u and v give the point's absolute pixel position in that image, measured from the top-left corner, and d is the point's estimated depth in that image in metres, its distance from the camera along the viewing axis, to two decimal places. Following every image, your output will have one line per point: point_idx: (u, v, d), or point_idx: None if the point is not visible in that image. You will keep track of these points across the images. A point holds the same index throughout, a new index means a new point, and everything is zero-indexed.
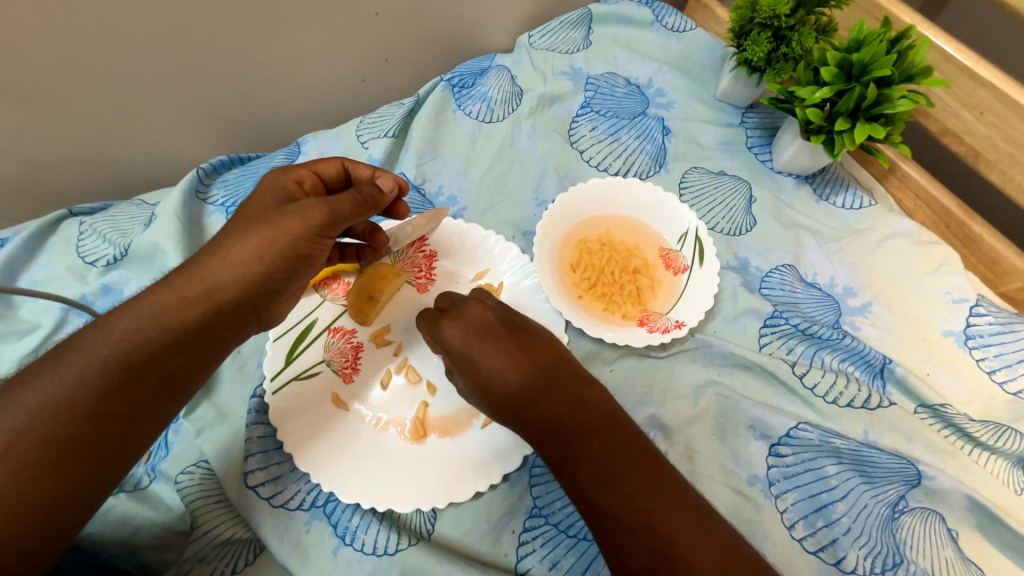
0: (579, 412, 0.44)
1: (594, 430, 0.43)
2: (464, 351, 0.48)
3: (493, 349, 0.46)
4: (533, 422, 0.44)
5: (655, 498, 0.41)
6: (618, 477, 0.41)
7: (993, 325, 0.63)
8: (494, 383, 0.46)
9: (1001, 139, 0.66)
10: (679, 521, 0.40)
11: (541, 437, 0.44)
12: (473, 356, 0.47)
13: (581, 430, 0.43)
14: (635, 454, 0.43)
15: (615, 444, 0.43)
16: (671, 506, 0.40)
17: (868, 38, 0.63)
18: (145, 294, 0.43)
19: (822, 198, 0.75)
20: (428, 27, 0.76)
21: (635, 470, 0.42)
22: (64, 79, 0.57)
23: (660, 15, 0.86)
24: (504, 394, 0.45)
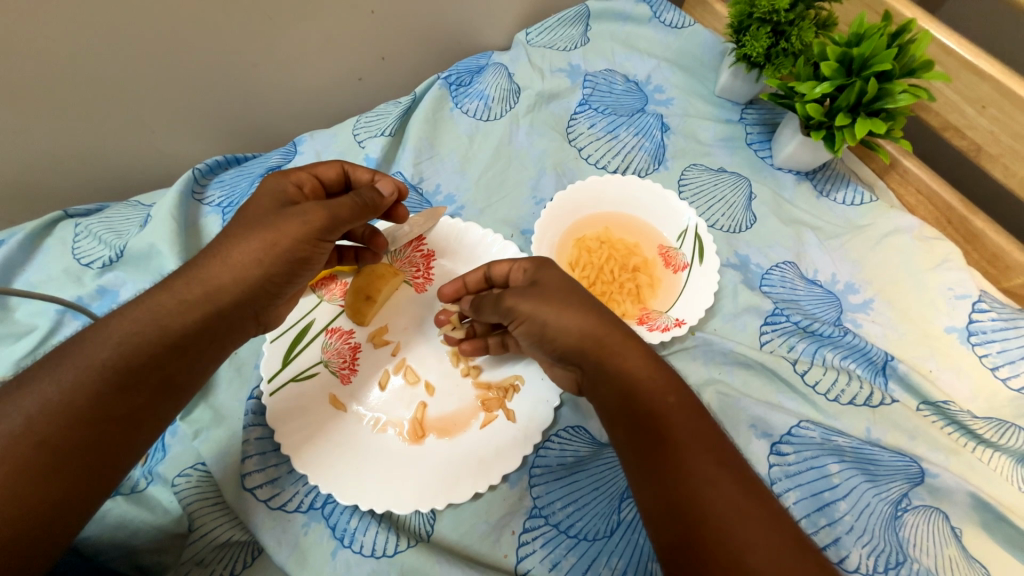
0: (655, 367, 0.44)
1: (666, 386, 0.43)
2: (553, 291, 0.49)
3: (582, 295, 0.49)
4: (608, 367, 0.44)
5: (703, 470, 0.38)
6: (679, 438, 0.40)
7: (996, 321, 0.63)
8: (585, 322, 0.46)
9: (1004, 134, 0.65)
10: (726, 494, 0.37)
11: (610, 383, 0.44)
12: (545, 304, 0.48)
13: (654, 383, 0.43)
14: (702, 419, 0.42)
15: (685, 405, 0.42)
16: (720, 479, 0.38)
17: (869, 32, 0.63)
18: (144, 298, 0.43)
19: (822, 194, 0.74)
20: (426, 23, 0.76)
21: (697, 435, 0.40)
22: (58, 78, 0.57)
23: (659, 11, 0.85)
24: (590, 332, 0.46)
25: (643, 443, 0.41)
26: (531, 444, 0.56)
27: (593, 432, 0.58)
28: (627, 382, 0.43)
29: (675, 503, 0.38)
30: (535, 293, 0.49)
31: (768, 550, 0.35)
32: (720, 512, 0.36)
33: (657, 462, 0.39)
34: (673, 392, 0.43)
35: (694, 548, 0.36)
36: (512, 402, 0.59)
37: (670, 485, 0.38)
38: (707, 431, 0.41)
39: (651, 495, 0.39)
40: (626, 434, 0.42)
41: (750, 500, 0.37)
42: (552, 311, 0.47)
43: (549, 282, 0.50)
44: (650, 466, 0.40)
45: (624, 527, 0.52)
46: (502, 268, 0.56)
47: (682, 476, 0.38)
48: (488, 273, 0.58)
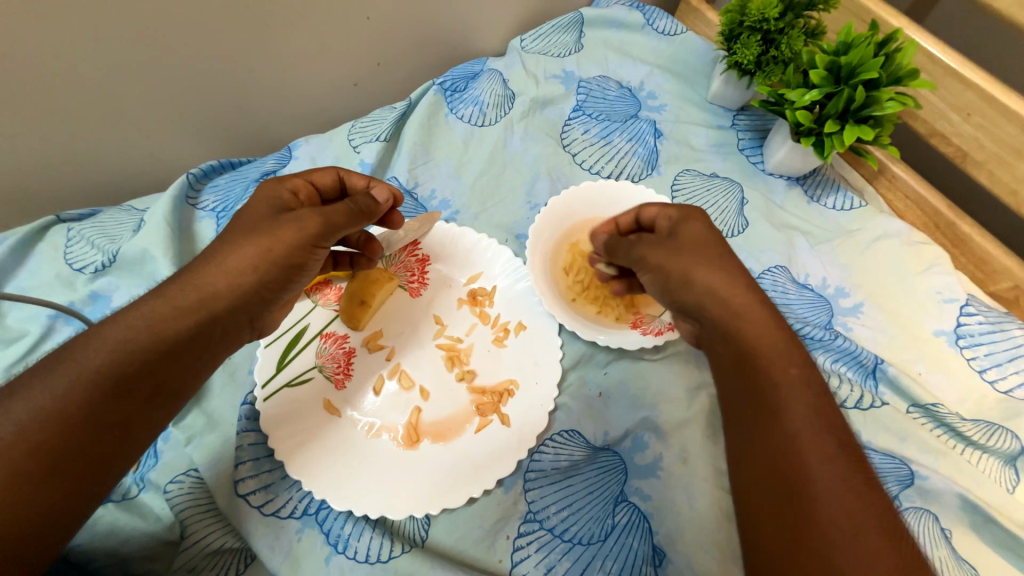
0: (778, 340, 0.44)
1: (789, 362, 0.43)
2: (686, 246, 0.49)
3: (721, 253, 0.48)
4: (730, 330, 0.45)
5: (816, 453, 0.39)
6: (792, 415, 0.40)
7: (982, 324, 0.64)
8: (720, 282, 0.46)
9: (989, 141, 0.66)
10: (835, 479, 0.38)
11: (727, 346, 0.45)
12: (683, 261, 0.48)
13: (773, 357, 0.43)
14: (823, 400, 0.42)
15: (804, 385, 0.42)
16: (831, 464, 0.38)
17: (856, 41, 0.64)
18: (138, 304, 0.43)
19: (812, 200, 0.75)
20: (420, 29, 0.76)
21: (811, 415, 0.40)
22: (50, 82, 0.57)
23: (651, 18, 0.86)
24: (721, 291, 0.46)
25: (754, 412, 0.42)
26: (526, 448, 0.56)
27: (588, 436, 0.58)
28: (747, 349, 0.44)
29: (778, 476, 0.39)
30: (670, 245, 0.50)
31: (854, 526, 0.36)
32: (827, 495, 0.37)
33: (759, 422, 0.42)
34: (796, 367, 0.43)
35: (780, 503, 0.38)
36: (508, 406, 0.59)
37: (775, 457, 0.40)
38: (823, 414, 0.41)
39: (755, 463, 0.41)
40: (739, 389, 0.44)
41: (846, 482, 0.38)
42: (680, 264, 0.48)
43: (686, 236, 0.50)
44: (756, 436, 0.41)
45: (618, 531, 0.52)
46: (650, 213, 0.56)
47: (782, 441, 0.40)
48: (639, 215, 0.58)
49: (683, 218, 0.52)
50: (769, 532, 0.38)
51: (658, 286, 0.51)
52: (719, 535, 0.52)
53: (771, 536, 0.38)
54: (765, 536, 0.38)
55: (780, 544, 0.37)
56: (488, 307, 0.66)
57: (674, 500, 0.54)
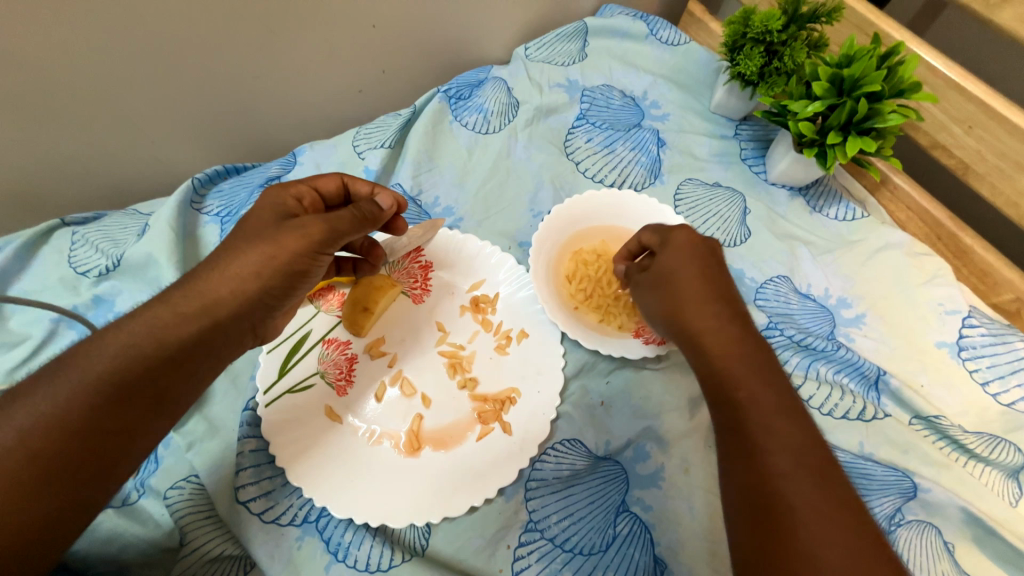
0: (745, 358, 0.46)
1: (757, 382, 0.45)
2: (660, 275, 0.54)
3: (699, 276, 0.52)
4: (700, 351, 0.49)
5: (791, 471, 0.39)
6: (757, 432, 0.42)
7: (985, 336, 0.64)
8: (696, 309, 0.50)
9: (990, 153, 0.66)
10: (804, 490, 0.38)
11: (700, 368, 0.48)
12: (665, 292, 0.52)
13: (741, 377, 0.45)
14: (793, 417, 0.42)
15: (772, 403, 0.43)
16: (797, 478, 0.39)
17: (859, 53, 0.64)
18: (142, 310, 0.43)
19: (815, 210, 0.75)
20: (425, 37, 0.76)
21: (778, 433, 0.41)
22: (57, 87, 0.57)
23: (655, 29, 0.87)
24: (689, 314, 0.50)
25: (725, 432, 0.44)
26: (527, 457, 0.56)
27: (589, 445, 0.57)
28: (715, 370, 0.47)
29: (746, 491, 0.40)
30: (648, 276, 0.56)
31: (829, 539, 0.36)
32: (792, 508, 0.38)
33: (736, 440, 0.43)
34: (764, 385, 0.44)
35: (759, 520, 0.38)
36: (509, 414, 0.59)
37: (742, 474, 0.41)
38: (792, 430, 0.42)
39: (727, 481, 0.42)
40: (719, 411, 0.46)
41: (823, 497, 0.38)
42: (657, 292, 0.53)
43: (664, 261, 0.54)
44: (728, 451, 0.43)
45: (619, 541, 0.52)
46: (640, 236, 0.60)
47: (759, 458, 0.41)
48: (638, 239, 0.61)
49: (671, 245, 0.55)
50: (748, 549, 0.38)
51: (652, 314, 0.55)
52: (721, 547, 0.51)
53: (740, 552, 0.39)
54: (737, 551, 0.39)
55: (749, 559, 0.38)
56: (490, 315, 0.66)
57: (676, 511, 0.53)
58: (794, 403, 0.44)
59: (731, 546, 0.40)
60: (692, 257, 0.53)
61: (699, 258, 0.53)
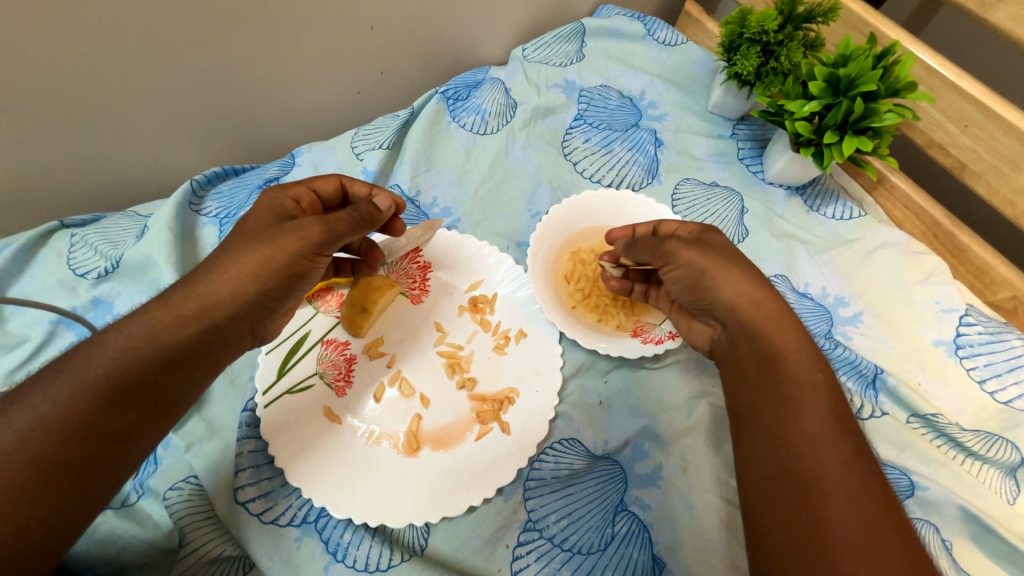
0: (802, 344, 0.46)
1: (814, 368, 0.44)
2: (720, 251, 0.51)
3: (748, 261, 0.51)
4: (761, 330, 0.47)
5: (832, 456, 0.39)
6: (801, 414, 0.42)
7: (982, 335, 0.64)
8: (747, 286, 0.49)
9: (986, 152, 0.66)
10: (844, 474, 0.38)
11: (745, 345, 0.47)
12: (713, 265, 0.50)
13: (801, 362, 0.44)
14: (843, 407, 0.43)
15: (827, 392, 0.43)
16: (848, 467, 0.39)
17: (855, 53, 0.64)
18: (140, 312, 0.43)
19: (812, 209, 0.75)
20: (423, 38, 0.77)
21: (822, 417, 0.41)
22: (56, 89, 0.57)
23: (652, 29, 0.87)
24: (753, 295, 0.48)
25: (773, 412, 0.43)
26: (526, 456, 0.56)
27: (588, 444, 0.58)
28: (774, 351, 0.45)
29: (795, 475, 0.39)
30: (701, 247, 0.51)
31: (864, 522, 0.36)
32: (839, 494, 0.38)
33: (776, 418, 0.42)
34: (821, 373, 0.44)
35: (796, 498, 0.39)
36: (508, 414, 0.59)
37: (791, 457, 0.40)
38: (842, 420, 0.42)
39: (770, 461, 0.41)
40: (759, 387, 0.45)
41: (862, 484, 0.38)
42: (717, 263, 0.50)
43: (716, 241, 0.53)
44: (765, 428, 0.43)
45: (618, 540, 0.52)
46: (671, 226, 0.59)
47: (800, 439, 0.41)
48: (657, 227, 0.60)
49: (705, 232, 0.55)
50: (780, 523, 0.39)
51: (685, 287, 0.53)
52: (719, 545, 0.51)
53: (781, 534, 0.38)
54: (775, 532, 0.39)
55: (793, 542, 0.37)
56: (489, 314, 0.67)
57: (673, 510, 0.53)
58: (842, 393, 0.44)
59: (767, 527, 0.39)
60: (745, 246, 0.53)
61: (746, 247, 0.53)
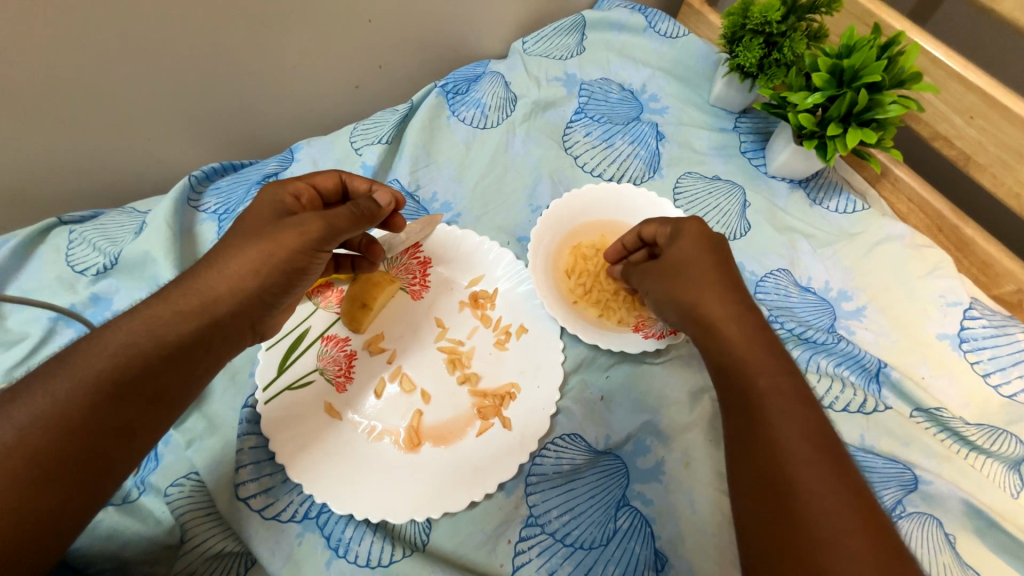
0: (763, 347, 0.46)
1: (776, 371, 0.44)
2: (674, 268, 0.53)
3: (706, 270, 0.51)
4: (717, 343, 0.48)
5: (804, 458, 0.39)
6: (773, 420, 0.42)
7: (986, 328, 0.64)
8: (700, 299, 0.50)
9: (992, 144, 0.66)
10: (817, 476, 0.38)
11: (714, 357, 0.48)
12: (671, 289, 0.52)
13: (761, 366, 0.45)
14: (808, 406, 0.42)
15: (789, 392, 0.43)
16: (816, 466, 0.39)
17: (859, 44, 0.64)
18: (141, 307, 0.43)
19: (815, 202, 0.75)
20: (422, 32, 0.76)
21: (794, 420, 0.41)
22: (53, 86, 0.57)
23: (653, 21, 0.86)
24: (699, 305, 0.50)
25: (738, 421, 0.44)
26: (528, 451, 0.56)
27: (589, 439, 0.57)
28: (738, 360, 0.46)
29: (762, 479, 0.40)
30: (660, 269, 0.54)
31: (839, 522, 0.36)
32: (813, 497, 0.37)
33: (748, 425, 0.43)
34: (783, 375, 0.44)
35: (774, 504, 0.38)
36: (509, 410, 0.59)
37: (758, 462, 0.41)
38: (806, 418, 0.42)
39: (746, 470, 0.41)
40: (731, 398, 0.45)
41: (834, 485, 0.38)
42: (667, 288, 0.53)
43: (674, 253, 0.53)
44: (739, 437, 0.43)
45: (620, 535, 0.52)
46: (650, 230, 0.58)
47: (772, 444, 0.41)
48: (640, 232, 0.60)
49: (675, 237, 0.54)
50: (760, 530, 0.39)
51: (660, 307, 0.55)
52: (721, 541, 0.51)
53: (757, 538, 0.39)
54: (756, 540, 0.39)
55: (769, 547, 0.37)
56: (489, 310, 0.66)
57: (676, 505, 0.53)
58: (810, 394, 0.44)
59: (745, 534, 0.40)
60: (704, 251, 0.52)
61: (712, 247, 0.52)
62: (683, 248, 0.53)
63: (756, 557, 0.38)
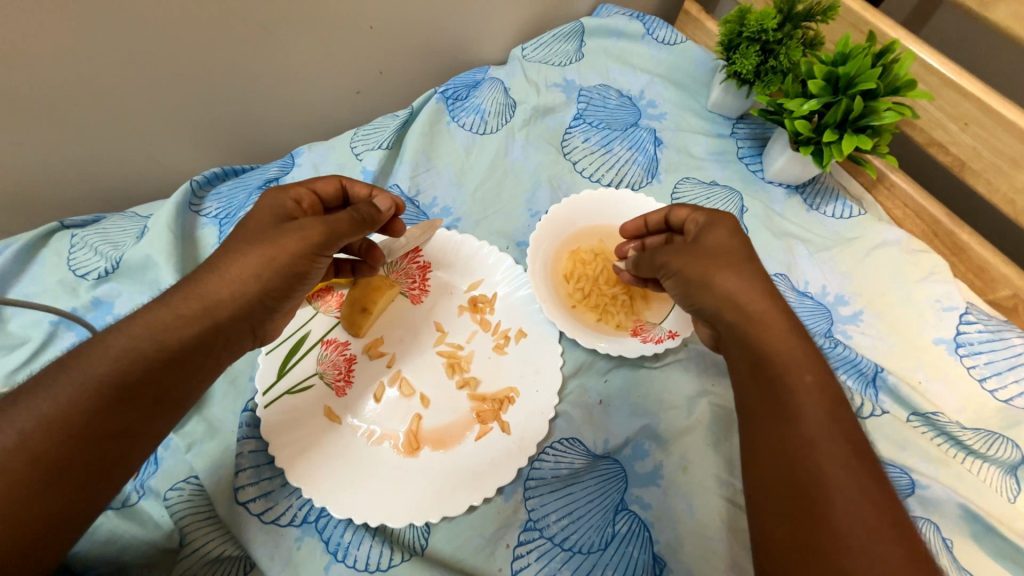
0: (797, 345, 0.44)
1: (809, 371, 0.43)
2: (710, 252, 0.50)
3: (742, 258, 0.50)
4: (748, 334, 0.46)
5: (834, 459, 0.39)
6: (802, 418, 0.41)
7: (982, 333, 0.64)
8: (739, 286, 0.47)
9: (986, 150, 0.66)
10: (846, 478, 0.38)
11: (742, 349, 0.46)
12: (705, 268, 0.49)
13: (795, 365, 0.43)
14: (839, 409, 0.41)
15: (823, 392, 0.42)
16: (849, 471, 0.38)
17: (854, 52, 0.64)
18: (142, 312, 0.43)
19: (812, 208, 0.75)
20: (422, 39, 0.77)
21: (823, 418, 0.41)
22: (56, 91, 0.57)
23: (651, 28, 0.87)
24: (735, 290, 0.47)
25: (769, 419, 0.42)
26: (527, 455, 0.56)
27: (588, 443, 0.58)
28: (766, 355, 0.44)
29: (793, 481, 0.39)
30: (693, 250, 0.51)
31: (868, 526, 0.36)
32: (842, 499, 0.37)
33: (776, 421, 0.42)
34: (814, 376, 0.43)
35: (801, 504, 0.38)
36: (508, 414, 0.59)
37: (790, 463, 0.40)
38: (838, 421, 0.41)
39: (772, 467, 0.41)
40: (758, 391, 0.44)
41: (863, 487, 0.37)
42: (700, 267, 0.49)
43: (711, 239, 0.52)
44: (766, 432, 0.42)
45: (619, 539, 0.52)
46: (682, 214, 0.58)
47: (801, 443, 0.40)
48: (668, 215, 0.60)
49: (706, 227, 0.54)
50: (784, 529, 0.38)
51: (681, 288, 0.52)
52: (719, 545, 0.51)
53: (784, 541, 0.38)
54: (779, 538, 0.38)
55: (795, 547, 0.37)
56: (489, 314, 0.67)
57: (674, 509, 0.53)
58: (840, 395, 0.43)
59: (770, 535, 0.39)
60: (737, 243, 0.51)
61: (744, 241, 0.52)
62: (717, 236, 0.52)
63: (783, 559, 0.37)
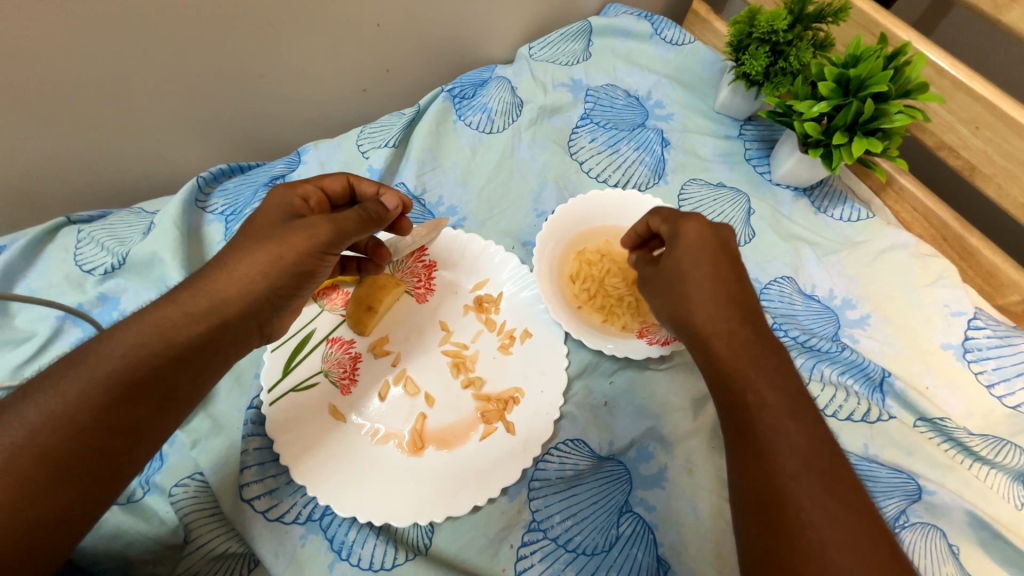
0: (752, 361, 0.45)
1: (767, 384, 0.44)
2: (672, 273, 0.51)
3: (703, 276, 0.49)
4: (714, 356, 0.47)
5: (796, 473, 0.39)
6: (767, 433, 0.42)
7: (991, 338, 0.64)
8: (698, 309, 0.49)
9: (997, 154, 0.66)
10: (810, 492, 0.38)
11: (709, 369, 0.48)
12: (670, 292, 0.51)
13: (751, 379, 0.44)
14: (804, 424, 0.42)
15: (780, 405, 0.43)
16: (809, 482, 0.39)
17: (865, 54, 0.64)
18: (152, 309, 0.43)
19: (820, 211, 0.75)
20: (430, 37, 0.77)
21: (788, 433, 0.41)
22: (63, 87, 0.57)
23: (660, 28, 0.86)
24: (690, 310, 0.50)
25: (734, 433, 0.44)
26: (530, 457, 0.56)
27: (593, 445, 0.57)
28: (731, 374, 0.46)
29: (754, 491, 0.40)
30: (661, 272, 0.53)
31: (830, 539, 0.36)
32: (806, 512, 0.37)
33: (742, 436, 0.43)
34: (779, 392, 0.44)
35: (767, 516, 0.39)
36: (512, 414, 0.59)
37: (752, 476, 0.41)
38: (799, 432, 0.41)
39: (741, 481, 0.42)
40: (726, 407, 0.45)
41: (826, 500, 0.38)
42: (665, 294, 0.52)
43: (672, 258, 0.52)
44: (734, 448, 0.43)
45: (623, 541, 0.52)
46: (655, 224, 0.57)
47: (766, 458, 0.41)
48: (649, 223, 0.59)
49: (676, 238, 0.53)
50: (754, 540, 0.39)
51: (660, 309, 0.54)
52: (723, 548, 0.51)
53: (755, 553, 0.39)
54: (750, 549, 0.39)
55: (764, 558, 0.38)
56: (494, 314, 0.66)
57: (679, 511, 0.53)
58: (802, 403, 0.43)
59: (740, 545, 0.40)
60: (704, 252, 0.51)
61: (714, 247, 0.51)
62: (683, 249, 0.51)
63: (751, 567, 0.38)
